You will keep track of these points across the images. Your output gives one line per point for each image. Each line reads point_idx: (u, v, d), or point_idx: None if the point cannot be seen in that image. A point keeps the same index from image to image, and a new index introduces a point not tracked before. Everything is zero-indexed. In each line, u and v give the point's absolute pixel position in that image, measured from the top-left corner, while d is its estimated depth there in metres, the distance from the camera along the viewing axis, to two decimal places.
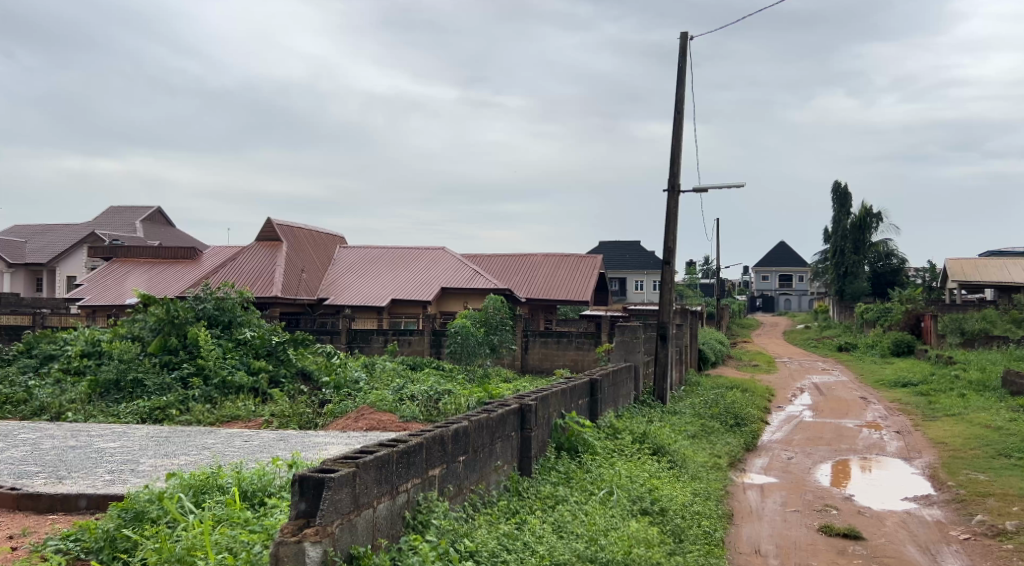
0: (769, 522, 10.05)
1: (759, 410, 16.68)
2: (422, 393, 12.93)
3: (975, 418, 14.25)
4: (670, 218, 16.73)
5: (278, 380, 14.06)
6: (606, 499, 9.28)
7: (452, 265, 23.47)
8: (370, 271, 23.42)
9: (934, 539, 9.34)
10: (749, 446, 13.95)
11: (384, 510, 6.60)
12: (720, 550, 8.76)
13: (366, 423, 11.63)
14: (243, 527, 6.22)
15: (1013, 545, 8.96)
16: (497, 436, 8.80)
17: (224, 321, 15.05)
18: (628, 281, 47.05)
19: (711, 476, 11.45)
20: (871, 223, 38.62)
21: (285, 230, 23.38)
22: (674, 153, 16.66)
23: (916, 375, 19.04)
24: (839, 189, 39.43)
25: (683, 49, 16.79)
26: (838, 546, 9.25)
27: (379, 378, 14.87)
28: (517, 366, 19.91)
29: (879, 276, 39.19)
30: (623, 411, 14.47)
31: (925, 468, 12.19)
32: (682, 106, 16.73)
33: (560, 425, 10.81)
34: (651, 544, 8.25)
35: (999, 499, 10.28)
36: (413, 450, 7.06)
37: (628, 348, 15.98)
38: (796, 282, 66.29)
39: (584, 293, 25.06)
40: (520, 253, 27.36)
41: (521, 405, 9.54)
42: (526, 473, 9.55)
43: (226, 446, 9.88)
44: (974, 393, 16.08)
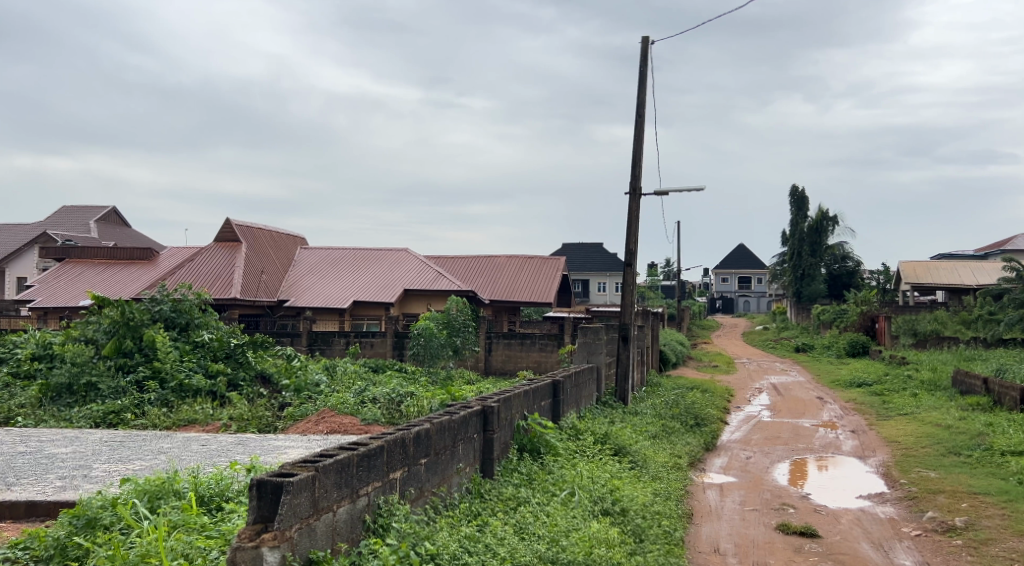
0: (727, 521, 10.19)
1: (718, 410, 16.90)
2: (384, 395, 12.90)
3: (927, 417, 14.54)
4: (631, 221, 16.89)
5: (237, 382, 13.97)
6: (568, 500, 9.37)
7: (414, 266, 23.44)
8: (332, 273, 23.32)
9: (887, 535, 9.55)
10: (708, 446, 14.14)
11: (343, 514, 6.62)
12: (679, 550, 8.87)
13: (327, 426, 11.59)
14: (200, 532, 6.19)
15: (962, 540, 9.18)
16: (458, 438, 8.83)
17: (181, 323, 14.91)
18: (591, 282, 47.32)
19: (672, 475, 11.58)
20: (827, 226, 39.22)
21: (244, 231, 23.20)
22: (636, 157, 16.84)
23: (871, 375, 19.39)
24: (797, 191, 40.05)
25: (644, 54, 16.96)
26: (794, 544, 9.41)
27: (340, 381, 14.81)
28: (480, 368, 19.94)
29: (835, 278, 39.74)
30: (585, 411, 14.60)
31: (879, 466, 12.42)
32: (643, 110, 16.92)
33: (523, 427, 10.88)
34: (611, 544, 8.34)
35: (949, 496, 10.52)
36: (374, 453, 7.06)
37: (590, 349, 16.10)
38: (755, 285, 66.87)
39: (547, 295, 25.16)
40: (483, 256, 27.43)
41: (483, 407, 9.58)
42: (488, 475, 9.59)
43: (182, 450, 9.79)
44: (926, 393, 16.41)
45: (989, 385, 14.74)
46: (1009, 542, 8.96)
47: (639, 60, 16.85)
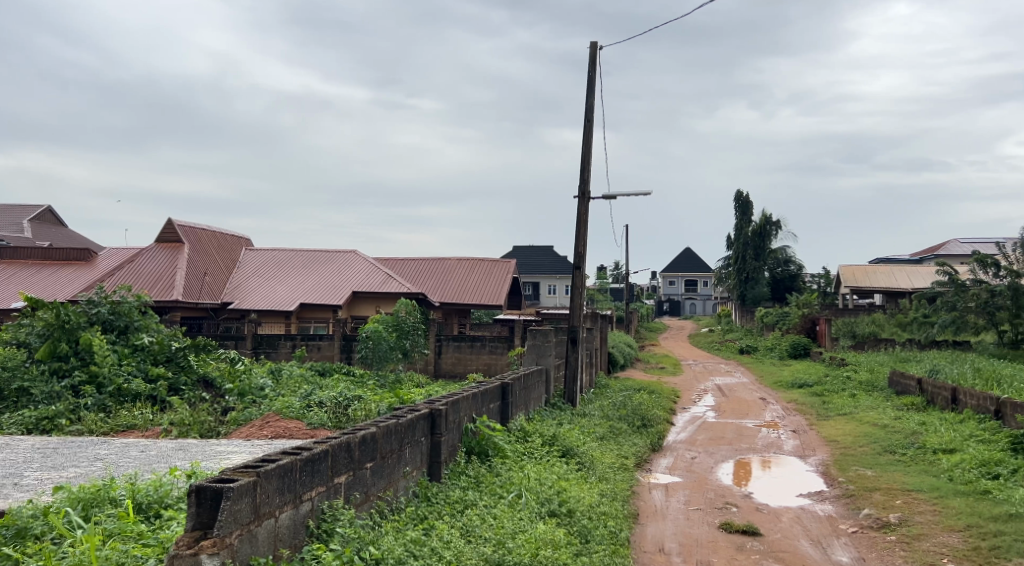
0: (672, 521, 10.36)
1: (665, 411, 17.19)
2: (330, 399, 12.80)
3: (865, 417, 14.91)
4: (579, 224, 17.06)
5: (178, 386, 13.80)
6: (515, 502, 9.46)
7: (363, 268, 23.35)
8: (278, 275, 23.08)
9: (826, 533, 9.80)
10: (655, 446, 14.37)
11: (286, 520, 6.63)
12: (625, 550, 9.01)
13: (272, 431, 11.49)
14: (136, 541, 6.14)
15: (896, 536, 9.46)
16: (405, 442, 8.86)
17: (119, 326, 14.66)
18: (541, 285, 47.55)
19: (618, 476, 11.75)
20: (770, 231, 39.92)
21: (186, 232, 22.87)
22: (584, 160, 17.02)
23: (813, 375, 19.86)
24: (743, 196, 40.69)
25: (593, 59, 17.15)
26: (736, 542, 9.60)
27: (286, 385, 14.67)
28: (430, 371, 19.91)
29: (778, 282, 40.40)
30: (533, 413, 14.67)
31: (819, 465, 12.75)
32: (592, 114, 17.10)
33: (471, 430, 10.91)
34: (558, 545, 8.45)
35: (884, 493, 10.83)
36: (318, 458, 7.07)
37: (540, 352, 16.16)
38: (700, 287, 67.78)
39: (498, 297, 25.16)
40: (433, 258, 27.43)
41: (430, 410, 9.61)
42: (435, 478, 9.63)
43: (119, 457, 9.66)
44: (863, 393, 16.88)
45: (922, 386, 15.18)
46: (939, 537, 9.23)
47: (588, 65, 17.03)
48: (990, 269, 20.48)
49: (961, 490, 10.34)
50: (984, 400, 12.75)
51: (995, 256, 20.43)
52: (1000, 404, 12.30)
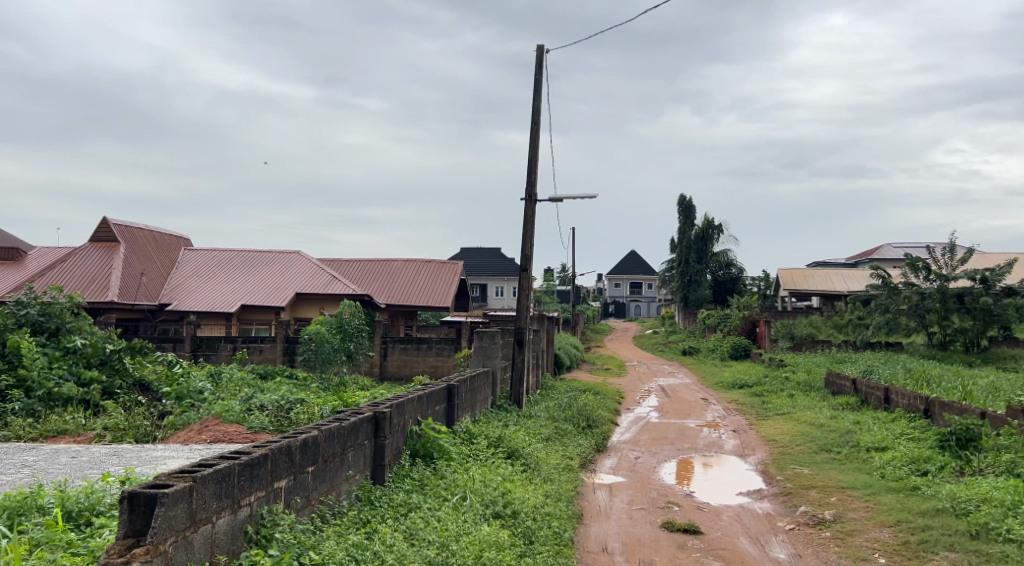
0: (615, 521, 10.48)
1: (610, 411, 17.40)
2: (272, 402, 12.63)
3: (802, 417, 15.24)
4: (527, 226, 17.16)
5: (112, 390, 13.53)
6: (459, 504, 9.48)
7: (306, 269, 23.19)
8: (218, 275, 22.77)
9: (763, 530, 10.01)
10: (600, 447, 14.54)
11: (223, 525, 6.58)
12: (569, 550, 9.10)
13: (211, 435, 11.32)
14: (65, 550, 6.04)
15: (831, 533, 9.70)
16: (348, 445, 8.84)
17: (49, 329, 14.31)
18: (489, 287, 47.57)
19: (563, 476, 11.87)
20: (713, 235, 40.55)
21: (122, 231, 22.44)
22: (531, 162, 17.12)
23: (753, 376, 20.25)
24: (686, 200, 41.26)
25: (539, 62, 17.27)
26: (678, 541, 9.76)
27: (225, 388, 14.47)
28: (375, 373, 19.83)
29: (720, 284, 40.97)
30: (480, 415, 14.72)
31: (758, 464, 12.98)
32: (539, 116, 17.21)
33: (415, 433, 10.90)
34: (501, 547, 8.49)
35: (820, 491, 11.10)
36: (257, 462, 7.01)
37: (486, 353, 16.20)
38: (645, 290, 68.57)
39: (444, 299, 25.13)
40: (379, 259, 27.34)
41: (374, 413, 9.60)
42: (379, 482, 9.61)
43: (49, 463, 9.46)
44: (801, 393, 17.26)
45: (857, 386, 15.57)
46: (871, 532, 9.48)
47: (534, 68, 17.14)
48: (921, 273, 21.08)
49: (892, 487, 10.63)
50: (914, 400, 13.14)
51: (926, 260, 21.00)
52: (929, 404, 12.68)
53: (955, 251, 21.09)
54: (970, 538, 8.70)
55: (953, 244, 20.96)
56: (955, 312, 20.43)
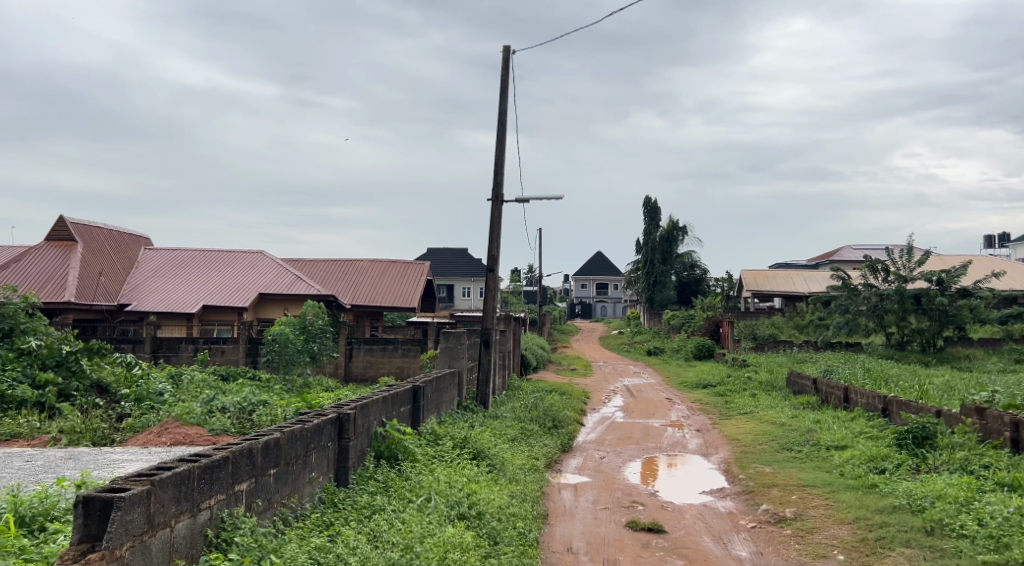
0: (580, 521, 10.52)
1: (575, 411, 17.47)
2: (233, 404, 12.45)
3: (764, 416, 15.40)
4: (493, 227, 17.17)
5: (69, 392, 13.32)
6: (424, 505, 9.45)
7: (270, 269, 23.04)
8: (179, 275, 22.52)
9: (726, 528, 10.11)
10: (565, 447, 14.58)
11: (182, 529, 6.52)
12: (533, 550, 9.14)
13: (171, 438, 11.17)
14: (17, 556, 5.95)
15: (792, 530, 9.82)
16: (312, 447, 8.79)
17: (4, 330, 14.06)
18: (456, 288, 47.55)
19: (529, 476, 11.90)
20: (678, 236, 40.86)
21: (80, 230, 22.09)
22: (498, 163, 17.14)
23: (717, 375, 20.46)
24: (650, 202, 41.50)
25: (505, 63, 17.30)
26: (642, 540, 9.82)
27: (186, 390, 14.32)
28: (340, 374, 19.72)
29: (685, 284, 41.61)
30: (446, 416, 14.70)
31: (720, 463, 13.10)
32: (505, 117, 17.23)
33: (380, 434, 10.86)
34: (466, 548, 8.49)
35: (781, 489, 11.22)
36: (217, 465, 6.96)
37: (452, 354, 16.18)
38: (611, 291, 68.92)
39: (410, 299, 25.06)
40: (345, 259, 27.23)
41: (338, 415, 9.55)
42: (343, 484, 9.58)
43: (3, 467, 9.31)
44: (763, 393, 17.43)
45: (818, 385, 15.77)
46: (831, 530, 9.60)
47: (501, 68, 17.16)
48: (880, 274, 21.32)
49: (851, 485, 10.78)
50: (873, 399, 13.33)
51: (885, 262, 21.30)
52: (887, 403, 12.87)
53: (913, 253, 21.42)
54: (925, 534, 8.84)
55: (911, 246, 21.17)
56: (912, 312, 20.80)
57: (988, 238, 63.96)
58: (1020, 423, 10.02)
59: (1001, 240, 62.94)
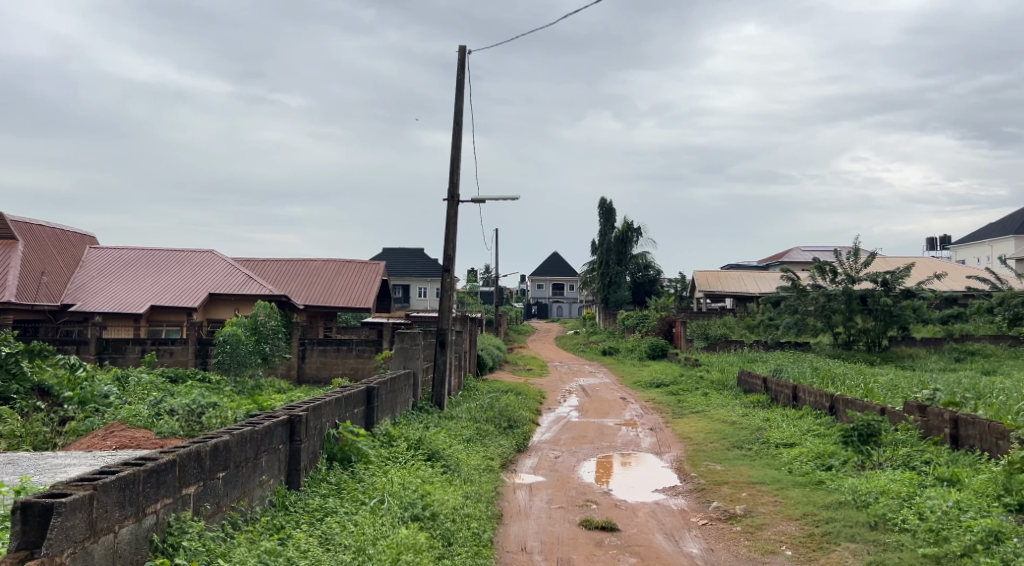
0: (535, 520, 10.56)
1: (531, 411, 17.51)
2: (182, 406, 12.27)
3: (715, 415, 15.57)
4: (449, 227, 17.15)
5: (9, 396, 12.98)
6: (377, 507, 9.40)
7: (220, 269, 22.74)
8: (125, 275, 22.12)
9: (678, 526, 10.22)
10: (520, 447, 14.59)
11: (126, 535, 6.42)
12: (487, 551, 9.14)
13: (117, 441, 10.95)
14: None
15: (741, 526, 9.96)
16: (262, 450, 8.69)
17: None
18: (411, 288, 47.45)
19: (483, 477, 11.89)
20: (632, 237, 41.16)
21: (21, 229, 21.61)
22: (453, 163, 17.13)
23: (669, 375, 20.63)
24: (606, 203, 41.79)
25: (461, 63, 17.29)
26: (596, 538, 9.87)
27: (133, 393, 14.07)
28: (292, 376, 19.53)
29: (640, 285, 41.88)
30: (400, 417, 14.63)
31: (673, 461, 13.24)
32: (461, 117, 17.23)
33: (333, 436, 10.77)
34: (419, 549, 8.44)
35: (731, 486, 11.37)
36: (164, 468, 6.87)
37: (407, 355, 16.12)
38: (567, 291, 69.19)
39: (365, 299, 24.92)
40: (297, 259, 27.00)
41: (289, 417, 9.47)
42: (294, 487, 9.48)
43: None
44: (714, 392, 17.64)
45: (768, 384, 15.98)
46: (779, 526, 9.75)
47: (457, 68, 17.14)
48: (828, 275, 21.62)
49: (799, 481, 10.96)
50: (820, 397, 13.58)
51: (833, 263, 21.64)
52: (834, 401, 13.11)
53: (859, 254, 21.80)
54: (869, 528, 9.02)
55: (856, 248, 21.47)
56: (859, 312, 21.21)
57: (931, 241, 65.51)
58: (959, 420, 10.27)
59: (943, 243, 64.45)
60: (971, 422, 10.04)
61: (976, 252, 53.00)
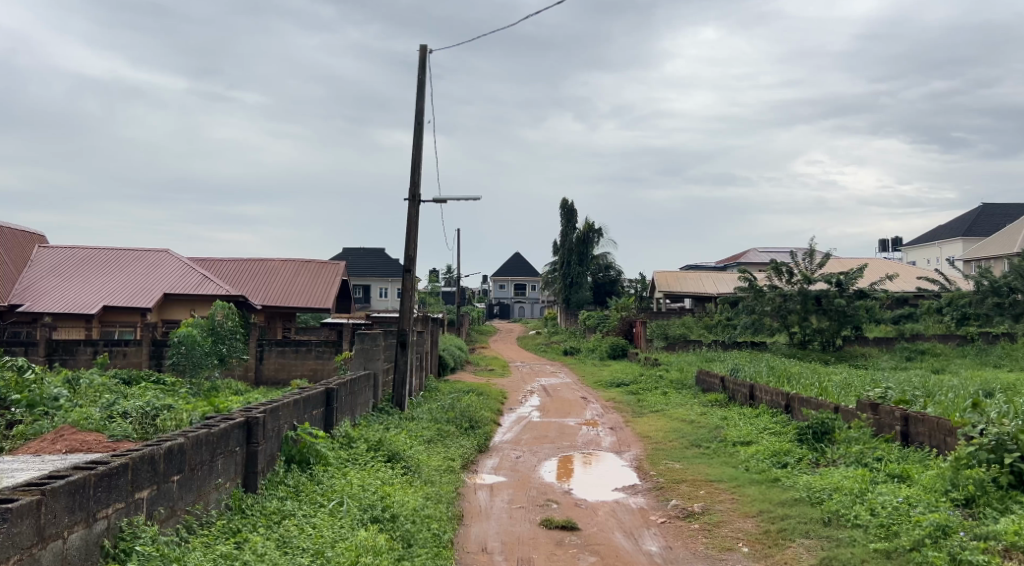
0: (495, 520, 10.56)
1: (492, 412, 17.49)
2: (135, 409, 12.09)
3: (675, 414, 15.71)
4: (409, 227, 17.09)
5: None
6: (335, 509, 9.33)
7: (174, 268, 22.45)
8: (77, 275, 21.73)
9: (637, 524, 10.28)
10: (481, 448, 14.58)
11: (76, 540, 6.32)
12: (448, 552, 9.11)
13: (67, 445, 10.72)
14: None
15: (699, 524, 10.04)
16: (217, 453, 8.58)
17: None
18: (372, 288, 47.26)
19: (444, 478, 11.85)
20: (593, 238, 41.36)
21: None
22: (414, 163, 17.06)
23: (629, 375, 20.72)
24: (567, 203, 41.91)
25: (422, 62, 17.23)
26: (556, 538, 9.90)
27: (84, 395, 13.83)
28: (250, 377, 19.32)
29: (600, 286, 42.09)
30: (360, 419, 14.55)
31: (633, 460, 13.31)
32: (422, 117, 17.16)
33: (291, 438, 10.66)
34: (378, 551, 8.38)
35: (690, 485, 11.47)
36: (116, 472, 6.76)
37: (368, 356, 16.03)
38: (529, 291, 69.30)
39: (324, 300, 24.74)
40: (255, 258, 26.75)
41: (246, 419, 9.36)
42: (251, 490, 9.36)
43: None
44: (674, 391, 17.82)
45: (726, 383, 16.12)
46: (736, 523, 9.85)
47: (418, 68, 17.08)
48: (784, 276, 21.78)
49: (755, 479, 11.08)
50: (776, 396, 13.75)
51: (789, 263, 21.84)
52: (789, 399, 13.28)
53: (814, 255, 22.07)
54: (823, 524, 9.14)
55: (811, 249, 21.75)
56: (814, 312, 21.45)
57: (884, 242, 66.64)
58: (909, 417, 10.45)
59: (894, 244, 65.57)
60: (921, 419, 10.23)
61: (926, 254, 53.97)
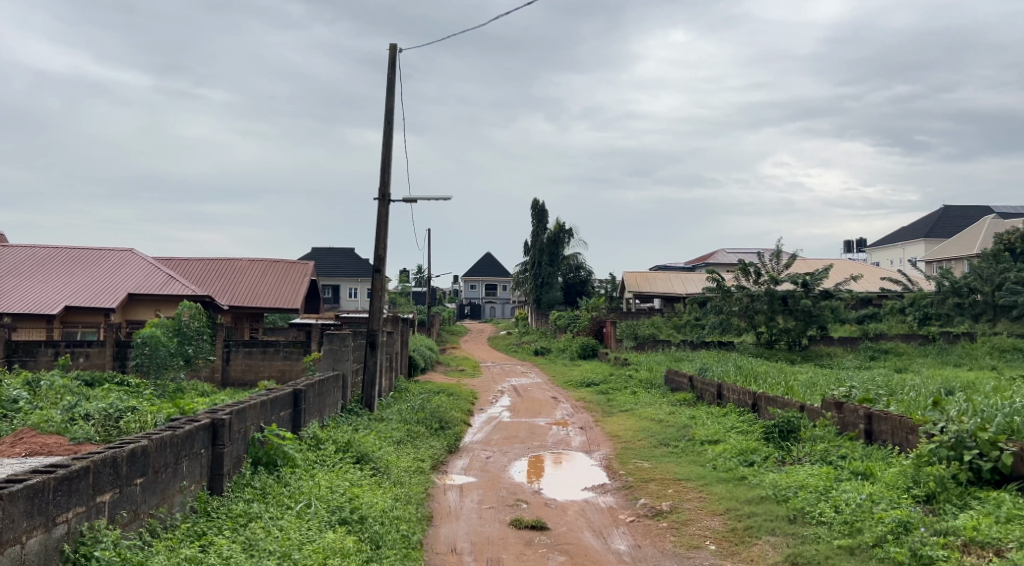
0: (465, 521, 10.53)
1: (462, 412, 17.45)
2: (98, 411, 11.92)
3: (644, 413, 15.79)
4: (379, 227, 17.00)
5: None
6: (303, 511, 9.26)
7: (139, 268, 22.19)
8: (38, 274, 21.40)
9: (606, 523, 10.29)
10: (451, 448, 14.54)
11: (34, 545, 6.23)
12: (417, 553, 9.07)
13: (26, 448, 10.53)
14: None
15: (667, 522, 10.08)
16: (182, 455, 8.48)
17: None
18: (341, 288, 47.02)
19: (413, 479, 11.80)
20: (564, 239, 41.43)
21: None
22: (383, 163, 16.98)
23: (599, 374, 20.78)
24: (538, 204, 41.95)
25: (392, 61, 17.14)
26: (526, 537, 9.90)
27: (45, 397, 13.61)
28: (217, 378, 19.12)
29: (570, 286, 42.19)
30: (329, 420, 14.46)
31: (602, 459, 13.33)
32: (391, 117, 17.07)
33: (258, 440, 10.56)
34: (346, 553, 8.33)
35: (658, 483, 11.51)
36: (77, 475, 6.65)
37: (337, 357, 15.93)
38: (500, 291, 69.31)
39: (292, 300, 24.55)
40: (222, 258, 26.50)
41: (211, 421, 9.26)
42: (216, 492, 9.26)
43: None
44: (643, 390, 17.90)
45: (694, 382, 16.21)
46: (703, 521, 9.90)
47: (388, 67, 16.98)
48: (751, 276, 21.96)
49: (723, 477, 11.14)
50: (743, 395, 13.85)
51: (756, 264, 22.00)
52: (756, 398, 13.39)
53: (781, 255, 22.27)
54: (789, 522, 9.20)
55: (778, 249, 21.94)
56: (780, 312, 21.66)
57: (849, 242, 67.44)
58: (873, 416, 10.56)
59: (859, 245, 66.43)
60: (884, 418, 10.34)
61: (889, 255, 54.62)
